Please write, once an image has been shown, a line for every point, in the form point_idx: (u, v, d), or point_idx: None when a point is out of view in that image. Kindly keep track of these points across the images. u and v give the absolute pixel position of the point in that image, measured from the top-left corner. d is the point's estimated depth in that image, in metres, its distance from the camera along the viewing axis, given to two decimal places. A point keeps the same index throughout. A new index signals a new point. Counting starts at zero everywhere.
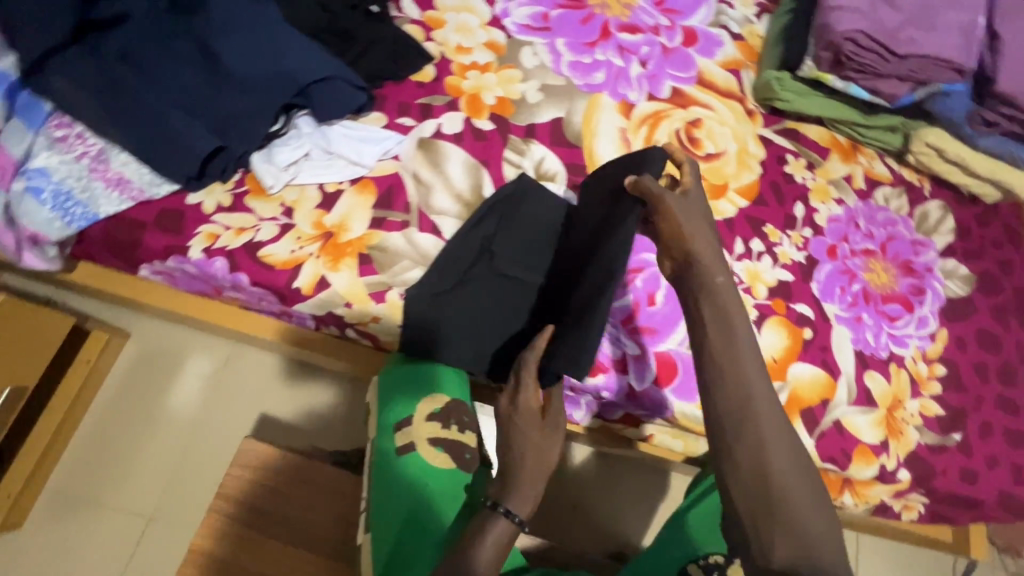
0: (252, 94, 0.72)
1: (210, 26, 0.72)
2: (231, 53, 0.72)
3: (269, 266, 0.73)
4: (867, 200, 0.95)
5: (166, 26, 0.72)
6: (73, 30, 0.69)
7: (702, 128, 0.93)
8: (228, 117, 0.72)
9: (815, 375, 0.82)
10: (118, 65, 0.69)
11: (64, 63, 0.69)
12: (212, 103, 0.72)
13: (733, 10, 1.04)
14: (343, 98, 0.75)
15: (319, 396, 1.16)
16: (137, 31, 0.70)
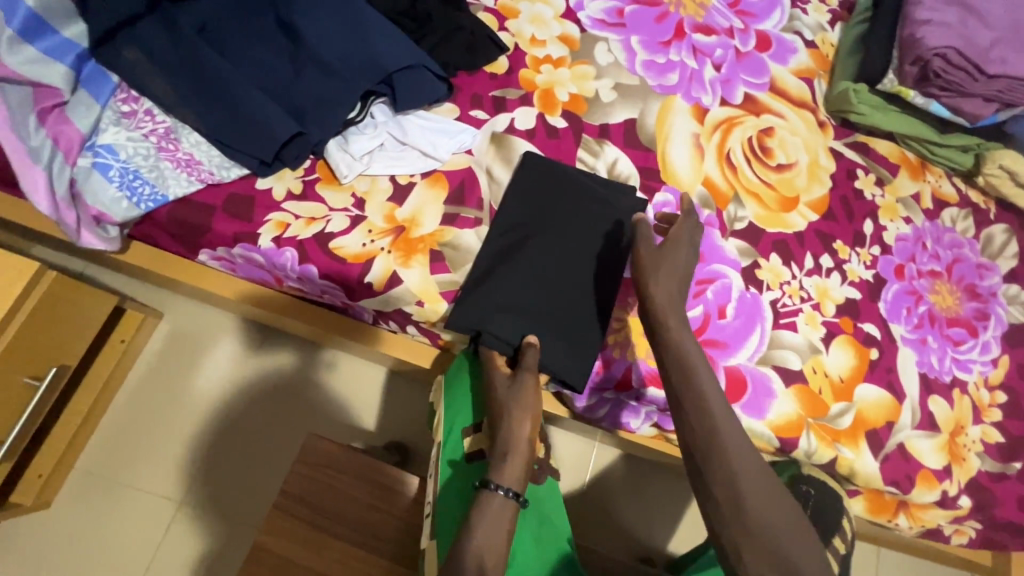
0: (332, 79, 0.69)
1: (291, 4, 0.69)
2: (313, 35, 0.69)
3: (340, 259, 0.70)
4: (934, 220, 0.94)
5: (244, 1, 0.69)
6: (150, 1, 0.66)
7: (774, 137, 0.91)
8: (307, 102, 0.68)
9: (881, 397, 0.81)
10: (195, 38, 0.66)
11: (137, 33, 0.65)
12: (292, 86, 0.68)
13: (807, 16, 1.01)
14: (426, 88, 0.72)
15: (354, 387, 1.13)
16: (218, 7, 0.68)
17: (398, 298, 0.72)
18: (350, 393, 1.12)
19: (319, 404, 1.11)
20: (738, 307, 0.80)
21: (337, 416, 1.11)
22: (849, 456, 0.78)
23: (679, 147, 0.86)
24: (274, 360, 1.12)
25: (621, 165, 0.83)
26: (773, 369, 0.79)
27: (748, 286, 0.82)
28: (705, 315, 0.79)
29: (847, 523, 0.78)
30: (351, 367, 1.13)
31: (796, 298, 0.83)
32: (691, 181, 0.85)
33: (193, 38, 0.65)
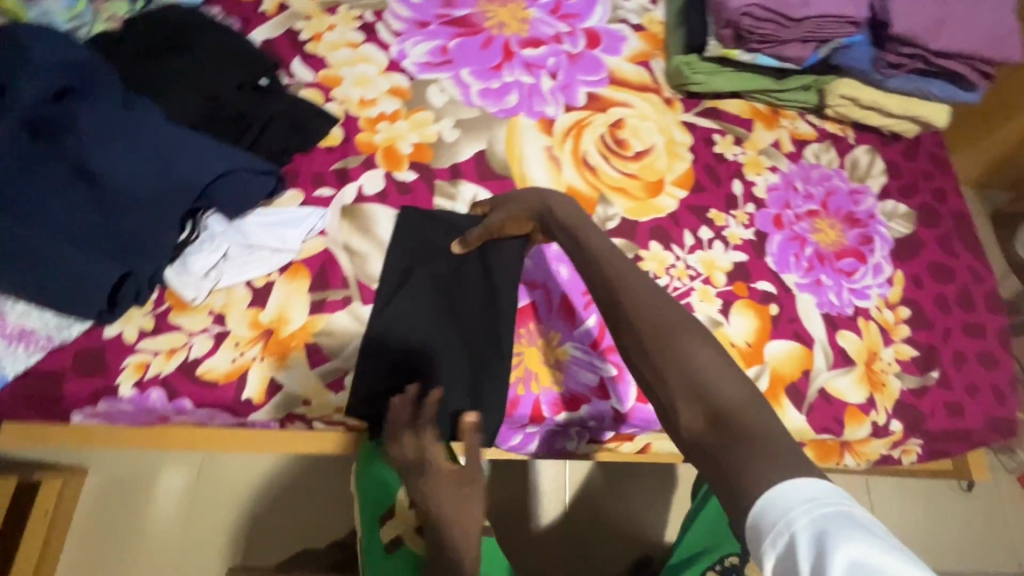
0: (155, 206, 0.67)
1: (85, 145, 0.66)
2: (121, 167, 0.66)
3: (212, 382, 0.68)
4: (799, 162, 0.96)
5: (31, 151, 0.65)
6: None
7: (625, 127, 0.92)
8: (134, 237, 0.66)
9: (791, 349, 0.82)
10: None
11: None
12: (113, 226, 0.66)
13: (628, 3, 1.03)
14: (252, 188, 0.72)
15: (306, 482, 1.09)
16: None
17: (285, 403, 0.70)
18: (308, 489, 1.08)
19: (278, 513, 1.07)
20: None
21: (297, 518, 1.07)
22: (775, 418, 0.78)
23: (535, 164, 0.87)
24: (216, 479, 1.08)
25: (481, 199, 0.83)
26: None
27: None
28: (601, 323, 0.78)
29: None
30: (302, 464, 1.10)
31: (685, 278, 0.83)
32: None
33: None
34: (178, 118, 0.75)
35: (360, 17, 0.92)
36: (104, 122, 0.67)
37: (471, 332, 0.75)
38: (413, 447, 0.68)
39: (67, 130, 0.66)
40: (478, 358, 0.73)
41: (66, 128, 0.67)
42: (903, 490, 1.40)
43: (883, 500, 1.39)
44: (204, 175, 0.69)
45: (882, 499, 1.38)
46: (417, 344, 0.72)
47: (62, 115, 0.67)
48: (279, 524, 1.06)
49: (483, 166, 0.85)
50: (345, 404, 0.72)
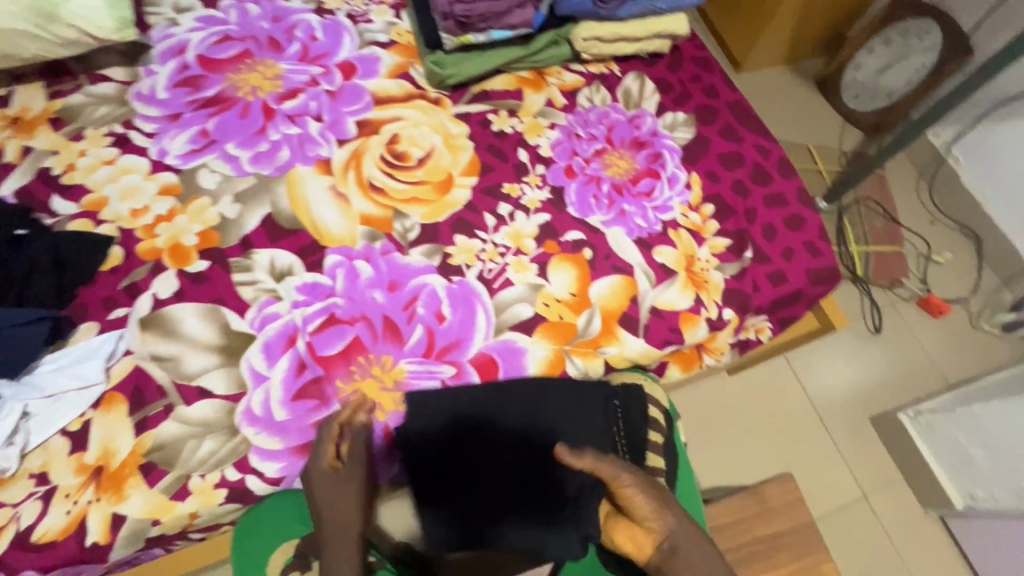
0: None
1: None
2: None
3: (51, 543, 0.66)
4: (575, 110, 1.01)
5: None
6: None
7: (401, 140, 0.95)
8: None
9: (613, 282, 0.85)
10: None
11: None
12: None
13: (373, 24, 1.07)
14: (26, 340, 0.72)
15: None
16: None
17: (135, 532, 0.69)
18: None
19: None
20: (452, 302, 0.82)
21: None
22: (615, 352, 0.84)
23: (323, 207, 0.88)
24: None
25: (279, 260, 0.84)
26: (514, 330, 0.82)
27: (451, 278, 0.84)
28: (427, 330, 0.80)
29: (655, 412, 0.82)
30: None
31: (497, 258, 0.86)
32: (349, 231, 0.87)
33: None
34: None
35: (110, 132, 0.92)
36: None
37: (557, 427, 0.77)
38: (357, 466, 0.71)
39: None
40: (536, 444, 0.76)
41: None
42: (821, 354, 1.47)
43: (807, 371, 1.46)
44: None
45: (806, 371, 1.45)
46: (521, 420, 0.77)
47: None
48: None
49: (274, 228, 0.86)
50: (199, 508, 0.71)
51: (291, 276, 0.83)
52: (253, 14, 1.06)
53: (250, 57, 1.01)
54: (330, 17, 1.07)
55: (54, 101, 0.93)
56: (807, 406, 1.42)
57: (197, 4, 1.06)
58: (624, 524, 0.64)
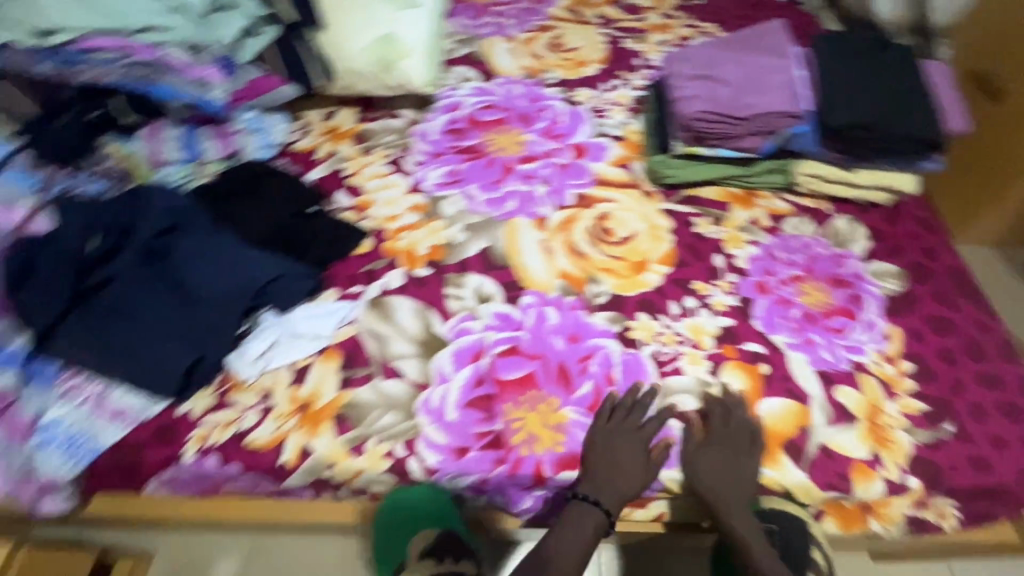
0: (223, 302, 0.85)
1: (180, 263, 0.87)
2: (195, 274, 0.86)
3: (257, 449, 0.80)
4: (778, 234, 1.05)
5: (146, 270, 0.86)
6: (70, 300, 0.83)
7: (611, 219, 1.06)
8: (201, 323, 0.84)
9: (786, 406, 0.84)
10: (112, 316, 0.83)
11: (68, 327, 0.83)
12: (184, 319, 0.84)
13: (610, 120, 1.24)
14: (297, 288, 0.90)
15: None
16: (123, 285, 0.85)
17: (316, 467, 0.81)
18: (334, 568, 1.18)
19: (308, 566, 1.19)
20: (624, 368, 0.88)
21: None
22: (772, 476, 0.81)
23: (531, 255, 1.01)
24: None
25: (485, 287, 0.97)
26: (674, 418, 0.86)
27: (627, 349, 0.90)
28: (596, 387, 0.87)
29: (817, 554, 0.83)
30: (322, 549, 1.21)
31: (673, 344, 0.90)
32: (548, 280, 0.98)
33: (108, 316, 0.83)
34: (247, 238, 0.96)
35: (390, 154, 1.17)
36: (196, 246, 0.88)
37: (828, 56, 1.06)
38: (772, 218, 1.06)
39: (169, 253, 0.88)
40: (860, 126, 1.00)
41: (170, 252, 0.88)
42: None
43: None
44: (267, 277, 0.88)
45: None
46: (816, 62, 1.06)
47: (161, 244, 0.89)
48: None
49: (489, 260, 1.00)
50: (366, 468, 0.81)
51: (492, 302, 0.95)
52: (517, 93, 1.29)
53: (505, 123, 1.23)
54: (576, 107, 1.26)
55: (360, 124, 1.21)
56: None
57: (477, 77, 1.33)
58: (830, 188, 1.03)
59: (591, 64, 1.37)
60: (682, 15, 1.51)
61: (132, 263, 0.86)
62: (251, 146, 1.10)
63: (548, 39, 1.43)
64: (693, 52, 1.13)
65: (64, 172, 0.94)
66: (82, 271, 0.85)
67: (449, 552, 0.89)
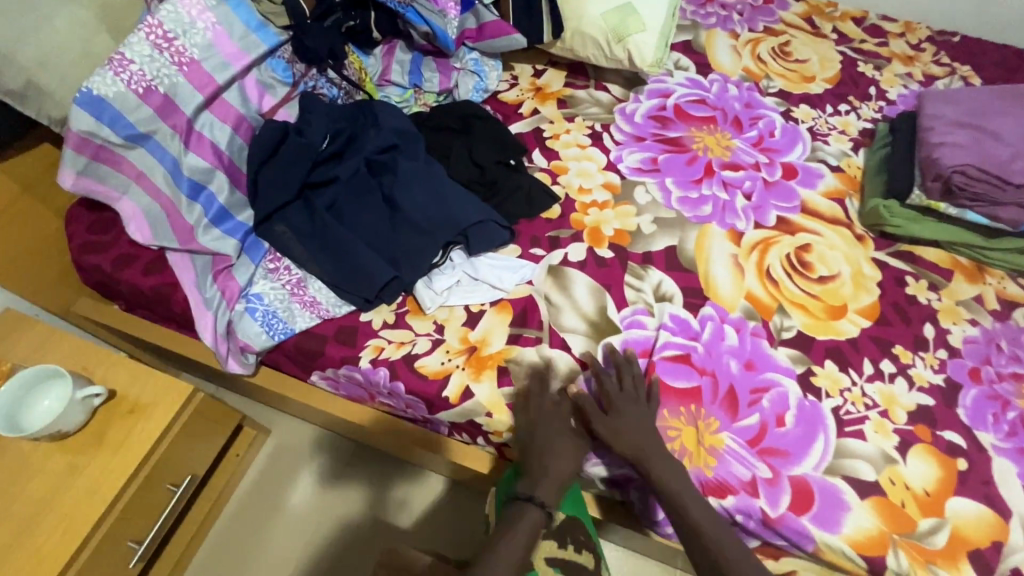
0: (426, 231, 0.89)
1: (395, 182, 0.91)
2: (407, 196, 0.90)
3: (423, 375, 0.84)
4: (1006, 321, 0.92)
5: (364, 183, 0.92)
6: (297, 190, 0.90)
7: (812, 252, 0.98)
8: (403, 243, 0.88)
9: (979, 512, 0.75)
10: (326, 215, 0.89)
11: (288, 214, 0.90)
12: (388, 235, 0.89)
13: (829, 146, 1.13)
14: (492, 236, 0.90)
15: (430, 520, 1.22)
16: (343, 191, 0.91)
17: (471, 410, 0.83)
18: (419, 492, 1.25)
19: (389, 457, 1.29)
20: (798, 416, 0.81)
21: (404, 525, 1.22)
22: None
23: (719, 266, 0.95)
24: (359, 491, 1.25)
25: (665, 285, 0.93)
26: (844, 480, 0.76)
27: (806, 394, 0.83)
28: (762, 424, 0.80)
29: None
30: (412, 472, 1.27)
31: (860, 405, 0.82)
32: (734, 297, 0.92)
33: (324, 215, 0.89)
34: (452, 176, 0.99)
35: (591, 126, 1.14)
36: (412, 170, 0.92)
37: None
38: (1002, 302, 0.94)
39: (389, 172, 0.92)
40: None
41: (388, 170, 0.92)
42: None
43: None
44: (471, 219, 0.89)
45: None
46: None
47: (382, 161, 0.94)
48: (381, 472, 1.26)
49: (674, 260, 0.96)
50: (518, 427, 0.82)
51: (671, 303, 0.91)
52: (731, 94, 1.21)
53: (714, 122, 1.16)
54: (793, 124, 1.17)
55: (567, 89, 1.19)
56: None
57: (692, 68, 1.26)
58: None
59: (818, 81, 1.26)
60: (932, 49, 1.34)
61: (354, 172, 0.92)
62: (467, 87, 1.11)
63: (774, 44, 1.32)
64: (957, 94, 0.99)
65: (312, 73, 0.98)
66: (312, 167, 0.92)
67: (571, 536, 0.76)
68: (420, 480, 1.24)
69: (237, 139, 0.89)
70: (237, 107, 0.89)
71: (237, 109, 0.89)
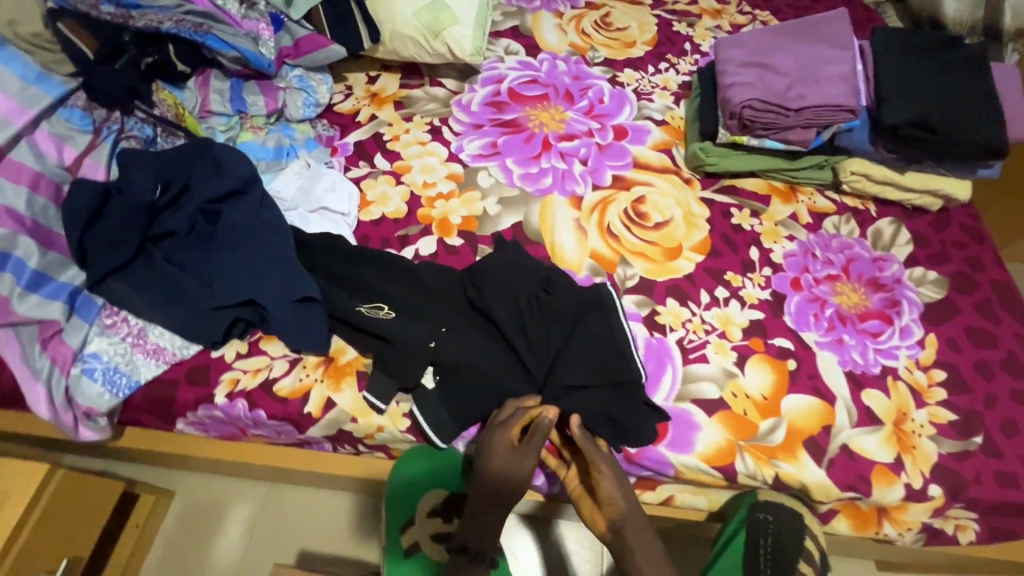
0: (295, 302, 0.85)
1: (231, 225, 0.91)
2: (243, 239, 0.90)
3: (283, 397, 0.83)
4: (818, 232, 1.02)
5: (202, 230, 0.92)
6: (138, 246, 0.88)
7: (647, 203, 1.04)
8: (260, 278, 0.86)
9: (809, 403, 0.83)
10: (165, 266, 0.88)
11: (128, 272, 0.88)
12: (240, 270, 0.87)
13: (654, 103, 1.21)
14: (298, 315, 0.85)
15: (355, 543, 1.23)
16: (182, 243, 0.91)
17: (336, 419, 0.83)
18: (342, 515, 1.24)
19: (300, 492, 1.26)
20: (645, 353, 0.87)
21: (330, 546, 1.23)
22: (791, 471, 0.79)
23: (563, 231, 1.01)
24: (280, 531, 1.23)
25: None
26: (692, 402, 0.83)
27: (652, 333, 0.89)
28: None
29: (812, 546, 0.82)
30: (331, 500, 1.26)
31: (700, 332, 0.89)
32: (579, 258, 0.98)
33: (163, 266, 0.88)
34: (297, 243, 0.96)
35: (430, 122, 1.16)
36: (246, 211, 0.93)
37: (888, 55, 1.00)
38: (815, 214, 1.04)
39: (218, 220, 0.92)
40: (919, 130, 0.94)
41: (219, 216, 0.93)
42: None
43: None
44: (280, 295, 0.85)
45: None
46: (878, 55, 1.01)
47: (216, 207, 0.93)
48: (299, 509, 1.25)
49: (602, 355, 0.82)
50: (385, 425, 0.84)
51: None
52: (561, 70, 1.27)
53: (547, 99, 1.21)
54: (620, 88, 1.24)
55: (402, 90, 1.21)
56: None
57: (522, 52, 1.30)
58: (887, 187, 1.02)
59: (639, 45, 1.34)
60: (736, 1, 1.46)
61: (190, 224, 0.91)
62: (296, 104, 1.10)
63: (596, 17, 1.39)
64: (746, 37, 1.08)
65: (116, 115, 0.96)
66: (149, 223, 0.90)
67: (454, 512, 0.91)
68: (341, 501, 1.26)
69: (38, 199, 0.84)
70: (30, 164, 0.85)
71: (32, 167, 0.85)
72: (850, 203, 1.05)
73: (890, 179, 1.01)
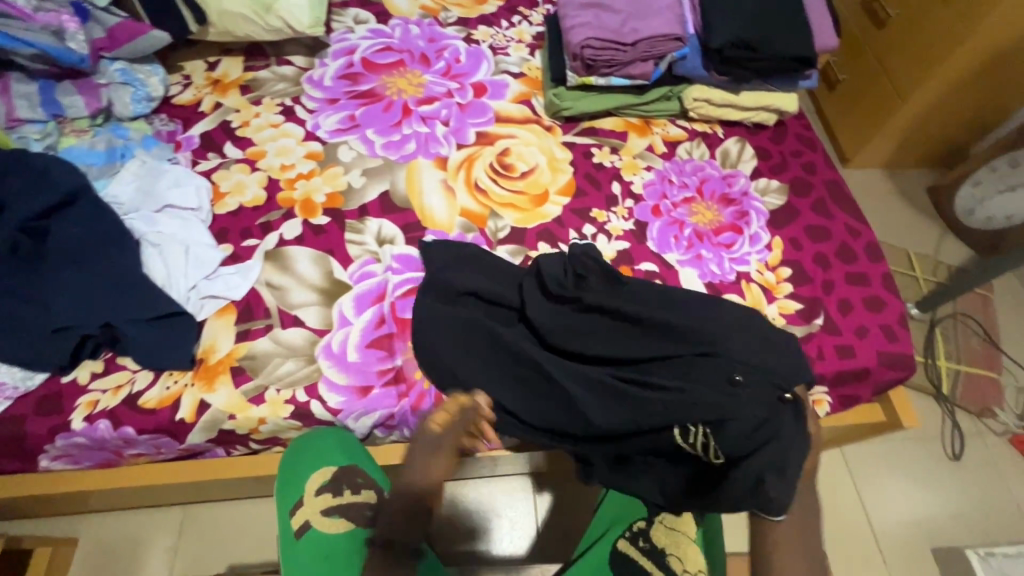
0: (158, 322, 0.81)
1: (59, 242, 0.83)
2: (78, 259, 0.83)
3: (150, 409, 0.79)
4: (673, 159, 1.07)
5: (24, 249, 0.83)
6: None
7: (511, 154, 1.06)
8: (112, 296, 0.80)
9: None
10: None
11: None
12: (83, 288, 0.80)
13: (510, 57, 1.22)
14: (160, 334, 0.81)
15: None
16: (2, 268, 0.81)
17: (213, 421, 0.81)
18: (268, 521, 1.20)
19: (219, 506, 1.21)
20: None
21: (258, 556, 1.18)
22: None
23: (432, 195, 1.00)
24: (201, 552, 1.17)
25: (385, 229, 0.96)
26: None
27: None
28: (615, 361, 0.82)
29: None
30: (254, 509, 1.21)
31: None
32: (450, 218, 0.98)
33: None
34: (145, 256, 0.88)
35: (281, 103, 1.10)
36: (78, 225, 0.85)
37: None
38: (669, 143, 1.09)
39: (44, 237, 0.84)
40: (742, 45, 1.01)
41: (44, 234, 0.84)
42: (891, 464, 1.30)
43: (858, 464, 1.29)
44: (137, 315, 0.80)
45: (861, 465, 1.29)
46: None
47: (41, 223, 0.84)
48: (219, 526, 1.19)
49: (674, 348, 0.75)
50: (266, 416, 0.82)
51: (392, 245, 0.95)
52: (414, 33, 1.23)
53: (403, 65, 1.18)
54: (476, 46, 1.23)
55: (247, 72, 1.13)
56: (861, 516, 1.24)
57: (372, 19, 1.25)
58: (727, 107, 1.10)
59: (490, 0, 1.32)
60: None
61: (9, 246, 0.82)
62: (123, 101, 1.02)
63: None
64: None
65: None
66: None
67: (345, 482, 0.82)
68: (261, 509, 1.21)
69: None
70: None
71: None
72: (699, 129, 1.11)
73: (727, 100, 1.08)
